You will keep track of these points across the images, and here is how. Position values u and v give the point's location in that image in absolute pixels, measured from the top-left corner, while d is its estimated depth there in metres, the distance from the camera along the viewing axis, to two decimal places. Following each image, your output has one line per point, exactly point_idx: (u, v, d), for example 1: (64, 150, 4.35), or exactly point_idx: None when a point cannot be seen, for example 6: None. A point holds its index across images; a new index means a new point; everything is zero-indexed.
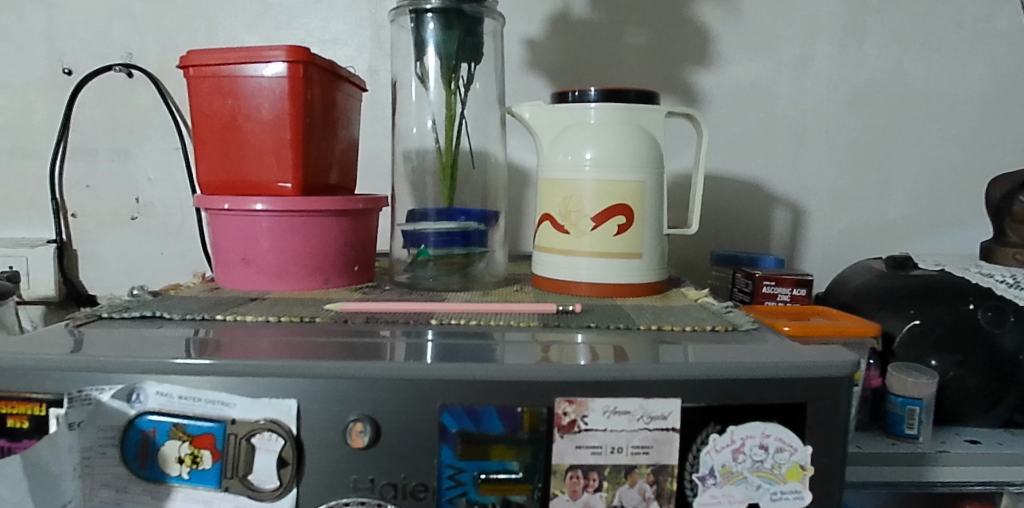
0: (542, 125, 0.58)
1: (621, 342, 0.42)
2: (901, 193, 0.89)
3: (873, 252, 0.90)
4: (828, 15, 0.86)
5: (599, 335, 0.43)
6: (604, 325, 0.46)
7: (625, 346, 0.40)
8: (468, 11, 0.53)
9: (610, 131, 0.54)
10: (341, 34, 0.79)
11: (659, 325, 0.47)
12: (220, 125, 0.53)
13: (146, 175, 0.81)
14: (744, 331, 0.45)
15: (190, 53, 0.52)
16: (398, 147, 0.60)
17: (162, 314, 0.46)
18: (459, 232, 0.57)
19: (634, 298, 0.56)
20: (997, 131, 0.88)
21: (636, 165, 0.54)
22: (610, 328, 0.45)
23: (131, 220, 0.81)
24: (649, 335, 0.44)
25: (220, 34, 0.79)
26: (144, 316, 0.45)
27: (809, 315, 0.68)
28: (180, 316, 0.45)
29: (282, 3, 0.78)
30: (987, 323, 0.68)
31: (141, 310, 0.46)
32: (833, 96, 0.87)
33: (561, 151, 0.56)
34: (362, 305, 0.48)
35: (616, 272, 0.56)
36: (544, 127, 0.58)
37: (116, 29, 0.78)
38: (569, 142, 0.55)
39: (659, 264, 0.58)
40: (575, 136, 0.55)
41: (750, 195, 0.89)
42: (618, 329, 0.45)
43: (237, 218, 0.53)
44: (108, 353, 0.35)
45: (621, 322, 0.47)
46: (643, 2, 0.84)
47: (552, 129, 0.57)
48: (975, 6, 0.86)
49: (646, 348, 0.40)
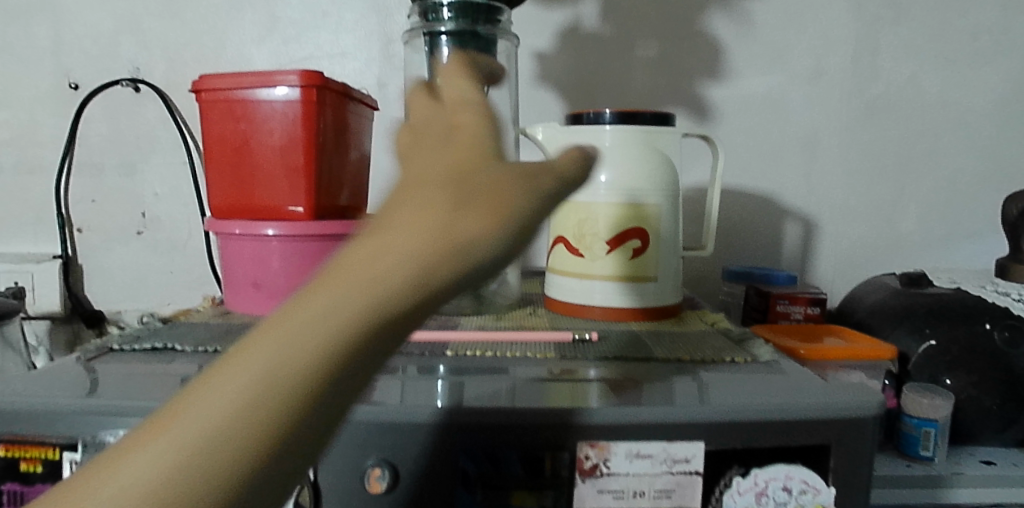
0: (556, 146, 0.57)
1: (640, 377, 0.41)
2: (915, 207, 0.88)
3: (886, 266, 0.89)
4: (841, 27, 0.85)
5: (617, 368, 0.43)
6: (621, 355, 0.45)
7: (644, 383, 0.39)
8: (483, 33, 0.53)
9: (624, 154, 0.54)
10: (350, 49, 0.78)
11: (678, 355, 0.45)
12: (232, 150, 0.53)
13: (152, 190, 0.80)
14: (763, 362, 0.44)
15: (203, 78, 0.52)
16: None
17: (173, 345, 0.45)
18: None
19: (650, 323, 0.55)
20: (1012, 143, 0.87)
21: (651, 188, 0.54)
22: (627, 360, 0.44)
23: (137, 235, 0.81)
24: (668, 368, 0.43)
25: (228, 48, 0.78)
26: (155, 348, 0.45)
27: (824, 336, 0.67)
28: (192, 348, 0.45)
29: (290, 17, 0.78)
30: (1003, 344, 0.67)
31: (152, 341, 0.46)
32: (846, 109, 0.86)
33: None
34: None
35: (630, 297, 0.55)
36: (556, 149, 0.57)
37: (124, 43, 0.78)
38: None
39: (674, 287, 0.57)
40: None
41: (762, 209, 0.88)
42: (636, 360, 0.44)
43: (250, 242, 0.53)
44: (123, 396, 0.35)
45: (639, 352, 0.46)
46: (654, 15, 0.84)
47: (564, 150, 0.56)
48: (990, 18, 0.85)
49: (667, 385, 0.39)
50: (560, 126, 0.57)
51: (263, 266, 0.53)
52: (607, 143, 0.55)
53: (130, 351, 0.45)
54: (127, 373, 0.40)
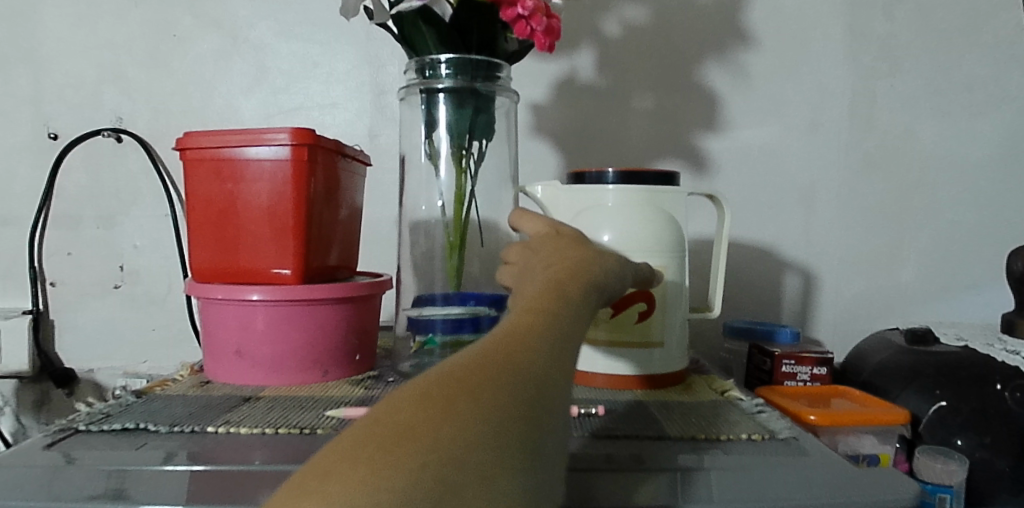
0: (556, 205, 0.55)
1: (654, 461, 0.38)
2: (915, 258, 0.87)
3: (889, 318, 0.87)
4: (836, 80, 0.84)
5: (627, 447, 0.40)
6: (630, 432, 0.42)
7: (660, 470, 0.36)
8: (482, 91, 0.53)
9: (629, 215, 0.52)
10: (341, 99, 0.76)
11: (691, 431, 0.42)
12: (217, 211, 0.50)
13: (132, 242, 0.77)
14: (782, 440, 0.42)
15: (188, 136, 0.49)
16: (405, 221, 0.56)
17: (146, 425, 0.42)
18: (469, 317, 0.52)
19: (656, 391, 0.52)
20: (1010, 194, 0.87)
21: (658, 250, 0.52)
22: (638, 438, 0.41)
23: (115, 289, 0.77)
24: (682, 446, 0.40)
25: (216, 98, 0.76)
26: (126, 429, 0.41)
27: (833, 399, 0.64)
28: (167, 429, 0.41)
29: (280, 67, 0.76)
30: (1014, 404, 0.64)
31: (123, 420, 0.42)
32: (843, 161, 0.85)
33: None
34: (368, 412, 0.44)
35: (635, 363, 0.52)
36: (557, 207, 0.55)
37: (107, 92, 0.75)
38: (585, 224, 0.52)
39: (680, 353, 0.54)
40: (593, 219, 0.52)
41: (762, 261, 0.86)
42: (648, 437, 0.41)
43: (234, 308, 0.50)
44: (87, 495, 0.32)
45: (649, 428, 0.43)
46: (650, 67, 0.83)
47: (566, 209, 0.54)
48: (983, 70, 0.86)
49: (684, 473, 0.36)
50: (562, 184, 0.55)
51: (248, 333, 0.50)
52: (610, 203, 0.52)
53: (99, 432, 0.41)
54: (94, 462, 0.37)
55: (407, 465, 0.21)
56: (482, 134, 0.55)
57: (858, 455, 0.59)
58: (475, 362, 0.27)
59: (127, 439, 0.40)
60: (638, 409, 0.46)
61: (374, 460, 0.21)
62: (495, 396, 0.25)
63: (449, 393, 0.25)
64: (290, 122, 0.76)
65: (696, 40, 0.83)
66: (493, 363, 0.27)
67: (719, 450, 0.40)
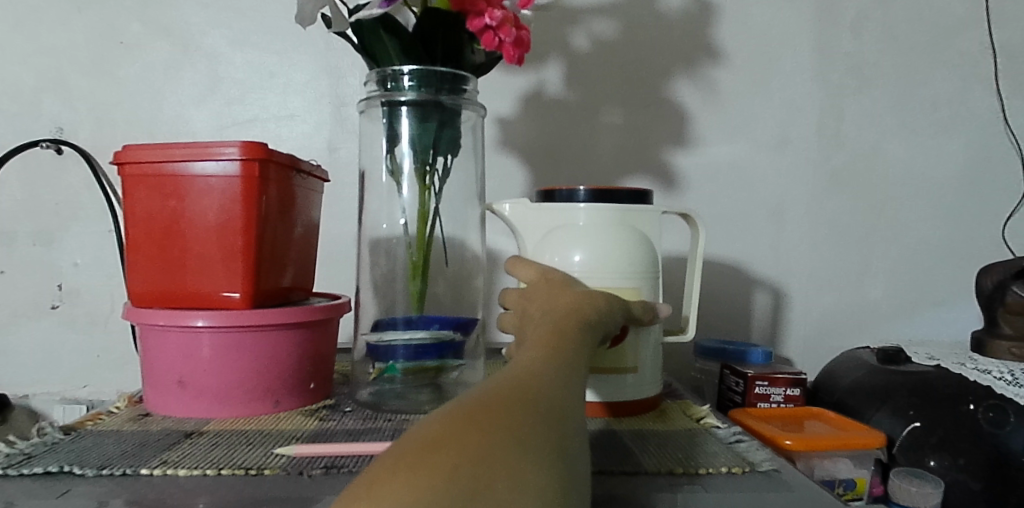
0: (525, 223, 0.52)
1: (631, 500, 0.35)
2: (883, 276, 0.86)
3: (858, 335, 0.87)
4: (805, 97, 0.84)
5: (601, 484, 0.37)
6: (606, 467, 0.39)
7: None
8: (447, 104, 0.51)
9: (603, 236, 0.50)
10: (300, 111, 0.73)
11: (669, 465, 0.40)
12: (160, 231, 0.46)
13: (72, 259, 0.72)
14: (763, 474, 0.39)
15: (127, 149, 0.46)
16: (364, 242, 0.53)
17: (71, 467, 0.38)
18: (433, 343, 0.50)
19: (630, 419, 0.50)
20: (974, 212, 0.87)
21: (632, 273, 0.50)
22: (614, 474, 0.39)
23: (52, 309, 0.72)
24: (659, 483, 0.38)
25: (165, 108, 0.72)
26: (48, 472, 0.37)
27: (808, 422, 0.63)
28: (95, 472, 0.37)
29: (235, 77, 0.72)
30: (988, 424, 0.64)
31: (46, 462, 0.38)
32: (813, 178, 0.85)
33: (545, 254, 0.50)
34: (322, 450, 0.41)
35: (606, 390, 0.50)
36: (526, 227, 0.52)
37: (47, 101, 0.71)
38: (555, 244, 0.50)
39: (654, 379, 0.52)
40: (565, 240, 0.50)
41: (732, 278, 0.85)
42: (624, 473, 0.39)
43: (176, 335, 0.46)
44: None
45: (626, 462, 0.40)
46: (620, 82, 0.82)
47: (536, 229, 0.52)
48: (947, 89, 0.87)
49: None
50: (531, 202, 0.52)
51: (191, 361, 0.46)
52: (582, 223, 0.50)
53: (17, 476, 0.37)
54: None
55: (475, 461, 0.22)
56: (447, 149, 0.52)
57: (834, 481, 0.58)
58: (500, 395, 0.28)
59: (48, 485, 0.36)
60: (612, 442, 0.44)
61: (442, 456, 0.22)
62: (529, 420, 0.26)
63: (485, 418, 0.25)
64: (244, 134, 0.73)
65: (666, 55, 0.82)
66: (516, 396, 0.28)
67: (699, 487, 0.37)
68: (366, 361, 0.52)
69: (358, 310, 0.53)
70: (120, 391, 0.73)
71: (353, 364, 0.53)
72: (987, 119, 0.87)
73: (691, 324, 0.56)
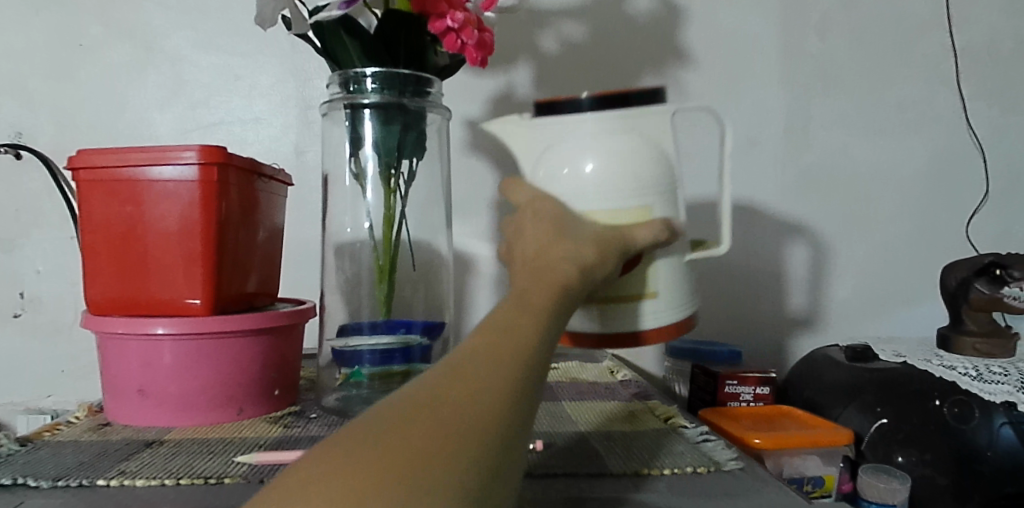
0: (519, 138, 0.44)
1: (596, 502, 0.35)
2: (852, 273, 0.88)
3: (828, 333, 0.88)
4: (772, 98, 0.85)
5: (564, 487, 0.37)
6: (571, 469, 0.39)
7: None
8: (410, 107, 0.50)
9: (611, 144, 0.41)
10: (265, 114, 0.72)
11: (635, 466, 0.40)
12: (116, 237, 0.45)
13: (33, 267, 0.70)
14: (728, 473, 0.40)
15: (82, 154, 0.45)
16: (329, 247, 0.53)
17: (23, 479, 0.37)
18: (399, 348, 0.50)
19: (599, 421, 0.50)
20: (939, 210, 0.89)
21: (650, 186, 0.41)
22: (579, 476, 0.38)
23: (12, 318, 0.70)
24: (624, 485, 0.38)
25: (128, 112, 0.71)
26: (0, 485, 0.36)
27: (779, 421, 0.63)
28: (49, 484, 0.37)
29: (199, 79, 0.71)
30: (953, 420, 0.64)
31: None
32: (781, 178, 0.86)
33: (544, 172, 0.42)
34: (284, 457, 0.40)
35: (625, 320, 0.42)
36: (518, 142, 0.44)
37: (5, 105, 0.69)
38: (556, 160, 0.42)
39: (681, 300, 0.44)
40: (565, 155, 0.42)
41: (703, 279, 0.85)
42: (589, 475, 0.39)
43: (135, 344, 0.45)
44: None
45: (591, 464, 0.40)
46: (589, 84, 0.82)
47: (534, 141, 0.43)
48: (910, 90, 0.88)
49: None
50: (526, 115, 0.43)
51: (151, 370, 0.46)
52: (591, 132, 0.41)
53: None
54: None
55: None
56: (411, 153, 0.52)
57: (802, 478, 0.58)
58: (410, 440, 0.26)
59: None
60: (580, 444, 0.44)
61: None
62: (421, 482, 0.24)
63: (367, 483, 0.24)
64: (209, 138, 0.72)
65: (636, 58, 0.83)
66: (428, 443, 0.26)
67: (663, 488, 0.37)
68: (332, 367, 0.51)
69: (323, 317, 0.53)
70: (85, 400, 0.71)
71: (319, 371, 0.52)
72: (949, 118, 0.89)
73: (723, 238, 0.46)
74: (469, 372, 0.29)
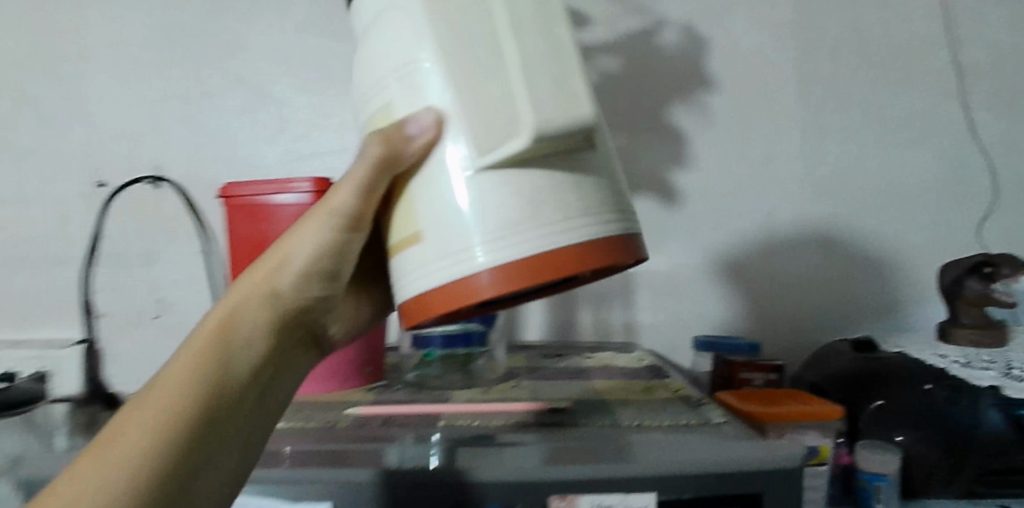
0: (360, 73, 0.42)
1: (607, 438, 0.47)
2: (866, 276, 0.97)
3: (844, 331, 0.97)
4: (788, 118, 0.95)
5: (584, 429, 0.50)
6: (592, 421, 0.52)
7: (606, 443, 0.46)
8: None
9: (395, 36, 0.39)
10: (351, 145, 0.88)
11: (641, 421, 0.52)
12: (253, 248, 0.61)
13: (170, 277, 0.87)
14: (713, 425, 0.51)
15: (229, 187, 0.60)
16: None
17: None
18: (462, 334, 0.64)
19: (621, 392, 0.62)
20: (949, 217, 0.97)
21: (432, 81, 0.38)
22: (598, 425, 0.51)
23: (154, 318, 0.87)
24: (630, 430, 0.50)
25: (243, 147, 0.87)
26: None
27: (788, 399, 0.73)
28: None
29: (298, 119, 0.87)
30: (945, 401, 0.72)
31: None
32: (797, 190, 0.96)
33: (376, 99, 0.41)
34: (378, 411, 0.55)
35: (491, 244, 0.37)
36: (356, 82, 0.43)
37: (149, 144, 0.87)
38: (378, 72, 0.40)
39: (489, 226, 0.37)
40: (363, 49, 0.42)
41: (729, 282, 0.96)
42: (605, 425, 0.51)
43: None
44: None
45: (607, 419, 0.53)
46: (623, 110, 0.94)
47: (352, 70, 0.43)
48: (921, 107, 0.96)
49: (624, 445, 0.45)
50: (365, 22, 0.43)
51: None
52: (390, 23, 0.39)
53: None
54: None
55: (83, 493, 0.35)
56: None
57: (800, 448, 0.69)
58: (164, 406, 0.38)
59: None
60: (601, 406, 0.56)
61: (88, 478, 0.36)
62: (158, 437, 0.37)
63: (110, 441, 0.37)
64: (307, 167, 0.88)
65: (666, 88, 0.95)
66: (175, 412, 0.38)
67: (659, 431, 0.49)
68: (411, 349, 0.66)
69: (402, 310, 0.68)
70: None
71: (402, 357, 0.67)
72: (958, 133, 0.97)
73: (527, 116, 0.35)
74: (197, 373, 0.40)
